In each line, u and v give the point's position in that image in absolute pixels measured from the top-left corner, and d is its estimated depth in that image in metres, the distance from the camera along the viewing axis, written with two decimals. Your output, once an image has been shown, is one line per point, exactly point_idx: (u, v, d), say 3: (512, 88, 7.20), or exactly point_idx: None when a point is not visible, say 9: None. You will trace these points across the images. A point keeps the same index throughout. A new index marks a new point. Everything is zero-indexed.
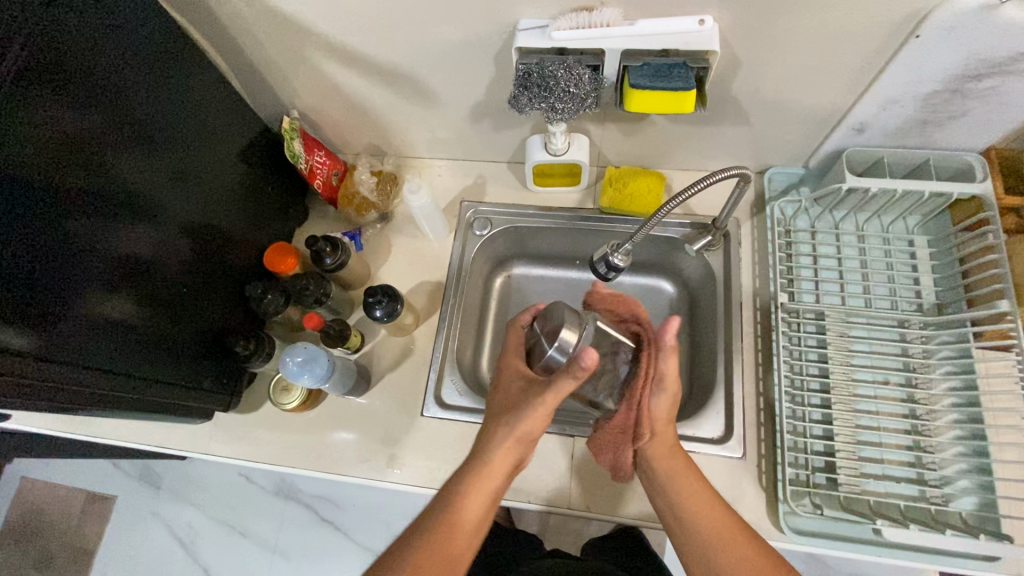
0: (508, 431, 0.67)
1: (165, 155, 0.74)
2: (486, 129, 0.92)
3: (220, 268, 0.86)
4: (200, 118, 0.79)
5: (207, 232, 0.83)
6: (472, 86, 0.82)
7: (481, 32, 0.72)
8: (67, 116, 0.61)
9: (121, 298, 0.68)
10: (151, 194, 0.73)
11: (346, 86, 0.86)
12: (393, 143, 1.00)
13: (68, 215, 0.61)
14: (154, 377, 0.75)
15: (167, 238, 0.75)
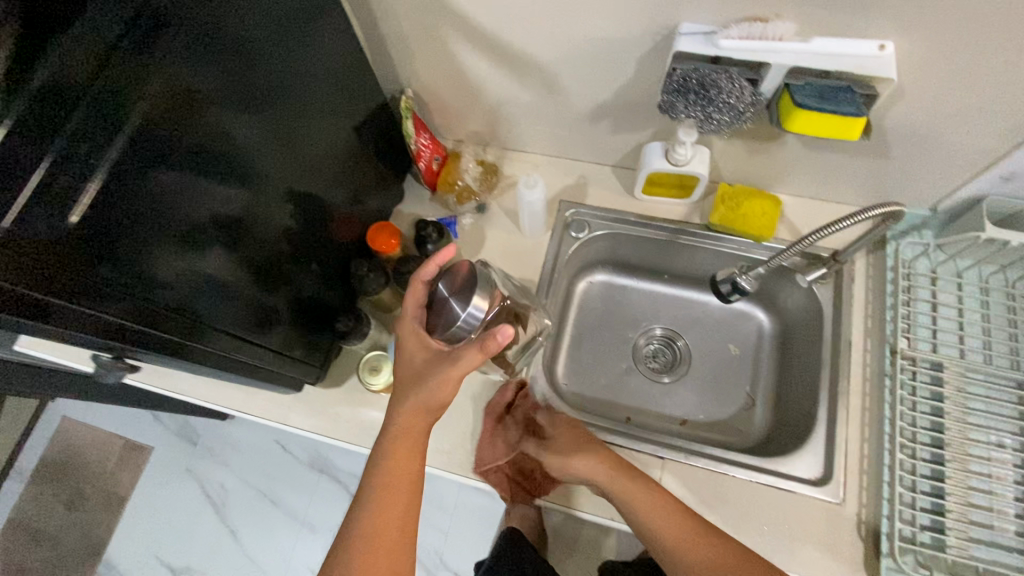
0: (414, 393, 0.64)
1: (285, 117, 0.71)
2: (603, 131, 0.89)
3: (318, 238, 0.83)
4: (321, 81, 0.75)
5: (311, 200, 0.80)
6: (605, 85, 0.79)
7: (635, 33, 0.69)
8: (198, 64, 0.55)
9: (225, 258, 0.65)
10: (267, 156, 0.69)
11: (470, 70, 0.84)
12: (499, 133, 0.97)
13: (194, 167, 0.58)
14: (247, 344, 0.72)
15: (274, 202, 0.72)
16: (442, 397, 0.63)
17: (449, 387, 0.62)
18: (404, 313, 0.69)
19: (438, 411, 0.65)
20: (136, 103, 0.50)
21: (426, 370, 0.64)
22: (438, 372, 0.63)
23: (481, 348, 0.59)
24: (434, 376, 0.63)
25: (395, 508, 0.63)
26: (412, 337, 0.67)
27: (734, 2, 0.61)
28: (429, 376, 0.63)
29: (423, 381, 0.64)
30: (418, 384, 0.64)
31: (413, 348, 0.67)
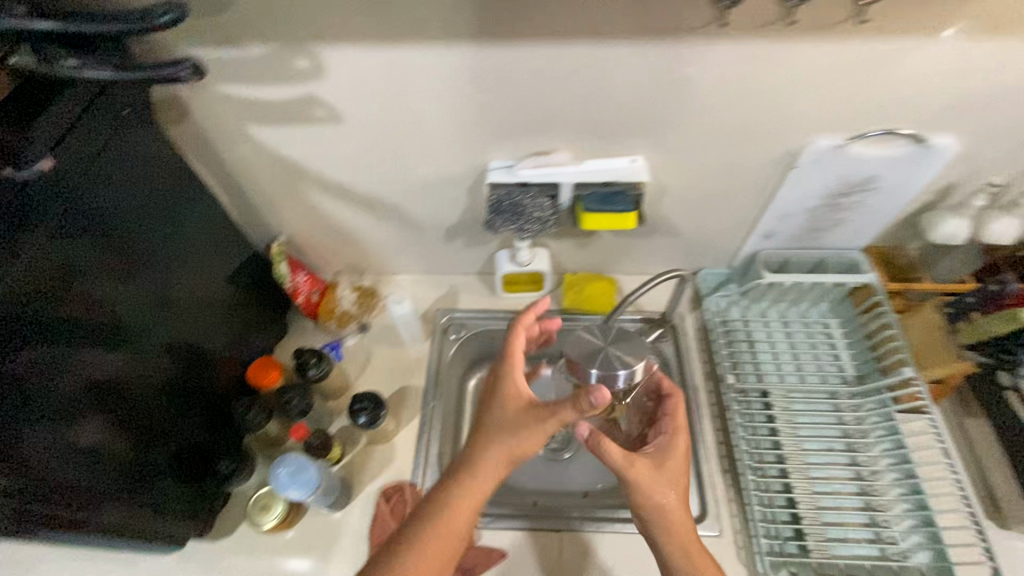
0: (506, 439, 0.67)
1: (157, 279, 0.77)
2: (458, 246, 1.04)
3: (200, 385, 0.86)
4: (190, 243, 0.83)
5: (190, 350, 0.84)
6: (447, 211, 0.94)
7: (457, 171, 0.86)
8: (62, 248, 0.62)
9: (98, 419, 0.67)
10: (141, 316, 0.74)
11: (331, 214, 0.97)
12: (371, 261, 1.09)
13: (61, 340, 0.61)
14: (122, 501, 0.71)
15: (151, 358, 0.76)
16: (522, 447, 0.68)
17: (523, 434, 0.67)
18: (510, 360, 0.73)
19: (516, 457, 0.68)
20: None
21: (506, 416, 0.69)
22: (523, 415, 0.68)
23: (575, 407, 0.65)
24: (512, 425, 0.68)
25: (455, 540, 0.65)
26: (516, 391, 0.71)
27: (521, 143, 0.80)
28: (504, 425, 0.68)
29: (517, 429, 0.68)
30: (494, 433, 0.68)
31: (502, 399, 0.70)
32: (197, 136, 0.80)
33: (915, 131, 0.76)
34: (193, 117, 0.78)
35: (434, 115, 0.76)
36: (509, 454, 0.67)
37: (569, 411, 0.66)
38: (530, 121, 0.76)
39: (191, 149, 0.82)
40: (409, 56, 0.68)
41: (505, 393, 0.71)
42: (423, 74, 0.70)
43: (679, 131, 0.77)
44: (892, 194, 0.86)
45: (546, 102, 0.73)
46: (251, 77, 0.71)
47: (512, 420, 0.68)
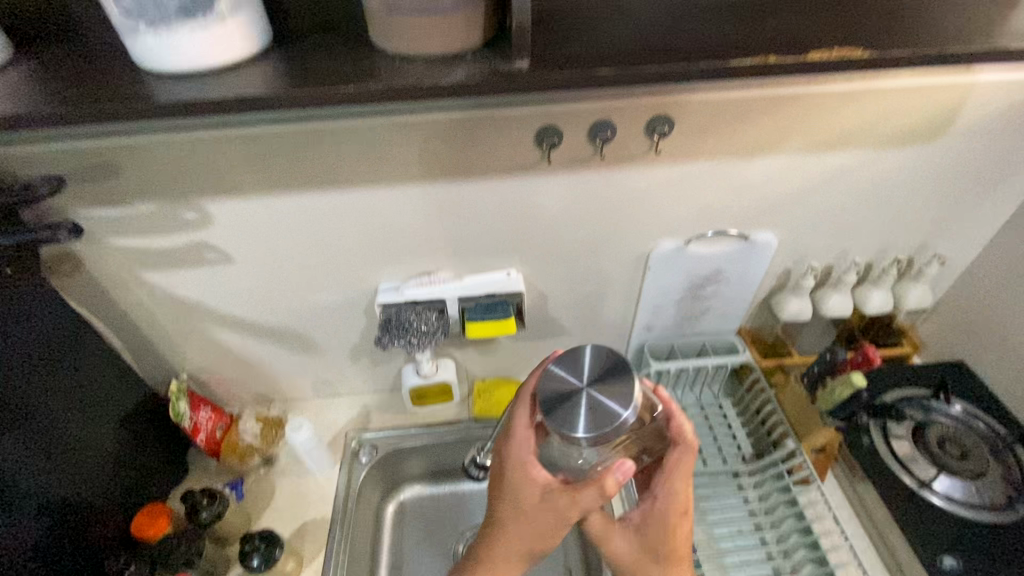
0: (511, 517, 0.63)
1: (38, 439, 0.73)
2: (366, 366, 1.07)
3: (71, 549, 0.79)
4: (83, 394, 0.81)
5: (68, 511, 0.78)
6: (349, 333, 0.99)
7: (351, 296, 0.92)
8: None
9: None
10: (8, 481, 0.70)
11: (234, 347, 0.99)
12: (280, 389, 1.09)
13: None
14: None
15: (11, 528, 0.70)
16: (546, 529, 0.62)
17: (550, 523, 0.61)
18: (517, 436, 0.61)
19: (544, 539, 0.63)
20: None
21: (517, 501, 0.62)
22: (527, 496, 0.61)
23: (597, 492, 0.58)
24: (535, 503, 0.61)
25: None
26: (528, 470, 0.60)
27: (405, 267, 0.88)
28: (520, 505, 0.62)
29: (527, 515, 0.62)
30: (510, 516, 0.63)
31: (528, 482, 0.61)
32: (93, 286, 0.83)
33: (738, 230, 0.90)
34: (86, 269, 0.82)
35: (320, 249, 0.84)
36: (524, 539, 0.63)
37: (589, 495, 0.58)
38: (408, 247, 0.85)
39: (87, 299, 0.85)
40: (288, 202, 0.77)
41: (517, 482, 0.61)
42: (303, 216, 0.79)
43: (542, 245, 0.88)
44: (740, 282, 0.99)
45: (419, 231, 0.83)
46: (143, 230, 0.77)
47: (534, 504, 0.61)
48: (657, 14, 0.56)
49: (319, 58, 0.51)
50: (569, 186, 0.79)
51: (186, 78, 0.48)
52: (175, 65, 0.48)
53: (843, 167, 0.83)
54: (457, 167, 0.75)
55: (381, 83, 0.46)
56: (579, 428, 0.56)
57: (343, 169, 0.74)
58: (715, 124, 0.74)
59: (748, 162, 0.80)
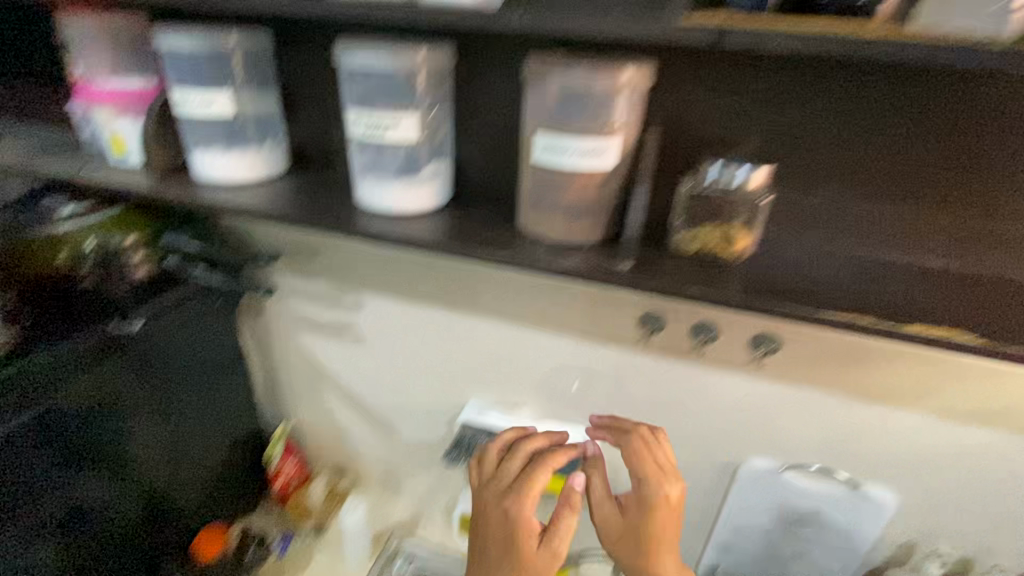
0: (506, 515, 0.65)
1: (178, 429, 0.88)
2: (431, 475, 1.10)
3: (146, 542, 0.88)
4: (219, 409, 0.97)
5: (162, 508, 0.89)
6: (428, 436, 1.06)
7: (442, 403, 1.01)
8: (123, 381, 0.77)
9: (42, 536, 0.72)
10: (144, 456, 0.83)
11: (337, 416, 1.12)
12: (354, 465, 1.17)
13: (64, 449, 0.72)
14: None
15: (123, 495, 0.82)
16: (525, 564, 0.64)
17: (551, 554, 0.64)
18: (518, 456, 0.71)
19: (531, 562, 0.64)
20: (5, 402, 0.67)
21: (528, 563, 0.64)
22: (512, 555, 0.64)
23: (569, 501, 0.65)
24: (523, 552, 0.64)
25: None
26: (517, 494, 0.66)
27: (495, 394, 0.96)
28: (525, 551, 0.64)
29: (511, 548, 0.64)
30: (496, 543, 0.66)
31: (515, 499, 0.66)
32: (264, 330, 1.06)
33: (849, 474, 0.82)
34: (264, 316, 1.04)
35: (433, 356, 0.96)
36: (506, 564, 0.64)
37: (571, 518, 0.65)
38: (504, 377, 0.94)
39: (256, 337, 1.07)
40: (421, 312, 0.92)
41: (494, 528, 0.66)
42: (429, 326, 0.93)
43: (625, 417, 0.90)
44: (848, 537, 0.86)
45: (517, 366, 0.92)
46: (315, 301, 0.98)
47: (522, 555, 0.64)
48: (765, 253, 0.62)
49: (479, 221, 0.66)
50: (663, 372, 0.83)
51: (383, 215, 0.66)
52: (382, 205, 0.65)
53: (981, 444, 0.74)
54: (563, 322, 0.85)
55: (511, 252, 0.59)
56: (710, 170, 0.59)
57: (472, 299, 0.87)
58: (823, 360, 0.74)
59: (859, 406, 0.76)
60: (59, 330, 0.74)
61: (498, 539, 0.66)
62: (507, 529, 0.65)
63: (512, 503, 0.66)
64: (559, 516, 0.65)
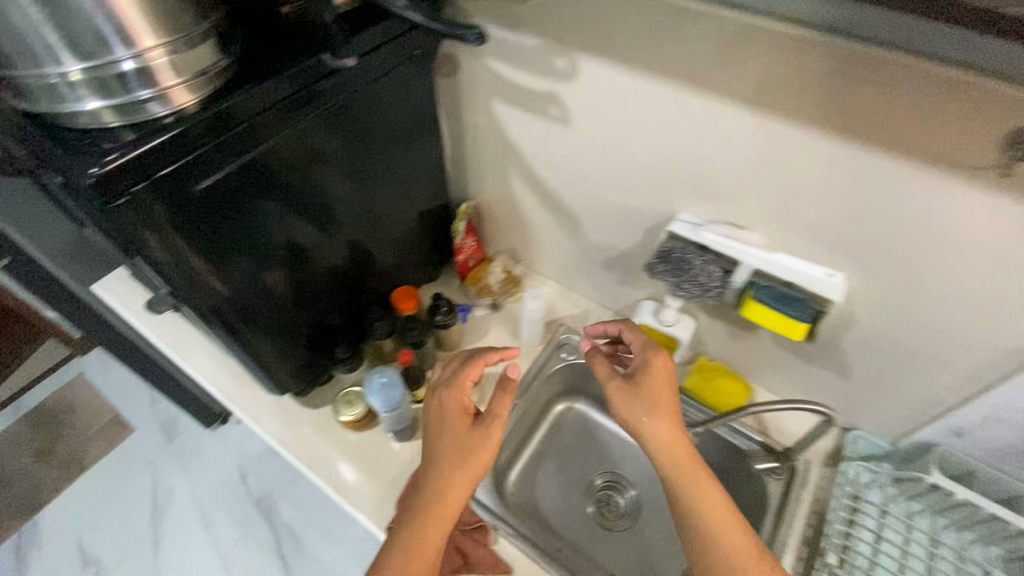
0: (461, 464, 0.75)
1: (374, 180, 0.86)
2: (612, 279, 1.04)
3: (352, 285, 0.94)
4: (410, 167, 0.92)
5: (363, 256, 0.93)
6: (620, 240, 0.96)
7: (648, 208, 0.87)
8: (327, 120, 0.72)
9: (277, 265, 0.77)
10: (346, 203, 0.83)
11: (522, 202, 1.05)
12: (531, 254, 1.14)
13: (286, 186, 0.71)
14: (261, 334, 0.81)
15: (333, 238, 0.84)
16: (467, 457, 0.75)
17: (487, 460, 0.75)
18: (456, 383, 0.81)
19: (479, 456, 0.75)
20: (240, 142, 0.61)
21: (461, 456, 0.75)
22: (459, 446, 0.76)
23: (499, 386, 0.78)
24: (449, 431, 0.77)
25: (455, 506, 0.73)
26: (455, 391, 0.80)
27: (720, 209, 0.79)
28: (474, 450, 0.75)
29: (446, 433, 0.77)
30: (445, 456, 0.75)
31: (437, 406, 0.79)
32: (456, 94, 0.93)
33: None
34: (459, 77, 0.90)
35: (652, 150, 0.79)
36: (459, 471, 0.74)
37: (506, 398, 0.78)
38: (739, 190, 0.75)
39: (447, 100, 0.95)
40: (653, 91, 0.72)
41: (440, 409, 0.79)
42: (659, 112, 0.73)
43: (897, 266, 0.69)
44: None
45: (764, 179, 0.72)
46: (520, 62, 0.81)
47: (461, 442, 0.76)
48: None
49: None
50: (999, 218, 0.58)
51: None
52: None
53: None
54: (863, 125, 0.60)
55: None
56: None
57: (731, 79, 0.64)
58: None
59: None
60: (277, 68, 0.64)
61: (462, 443, 0.76)
62: (446, 419, 0.79)
63: (449, 399, 0.79)
64: (495, 398, 0.78)
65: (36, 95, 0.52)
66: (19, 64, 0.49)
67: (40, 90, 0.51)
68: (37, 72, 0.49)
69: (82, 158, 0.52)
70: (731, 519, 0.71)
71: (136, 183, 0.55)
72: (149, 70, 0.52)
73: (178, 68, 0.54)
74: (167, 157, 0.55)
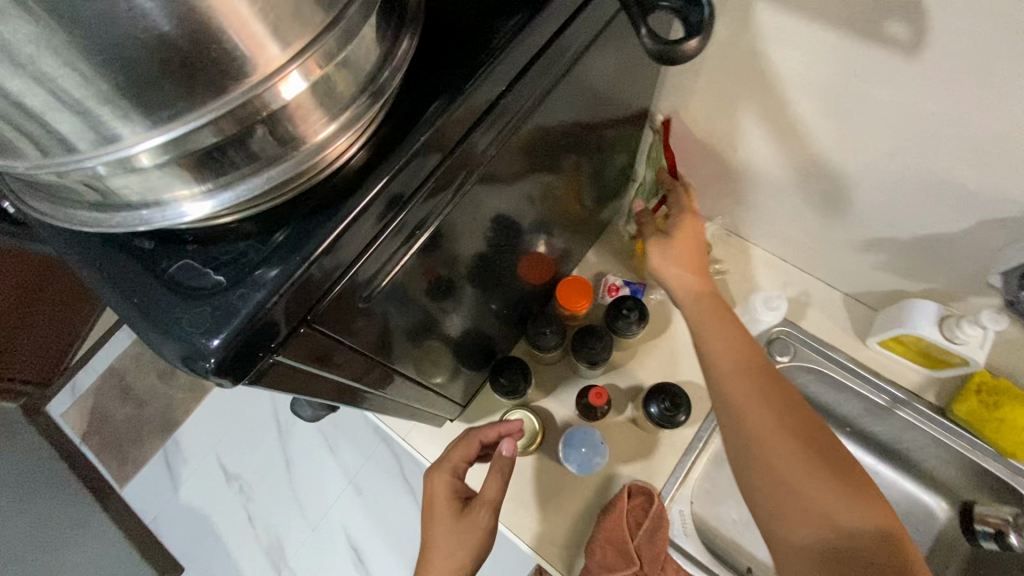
0: (430, 542, 0.62)
1: (560, 170, 0.60)
2: (865, 261, 0.74)
3: (518, 295, 0.74)
4: (603, 134, 0.64)
5: (531, 258, 0.71)
6: (916, 222, 0.63)
7: (1008, 191, 0.53)
8: (517, 114, 0.46)
9: (449, 313, 0.59)
10: (527, 212, 0.60)
11: (744, 151, 0.71)
12: (732, 214, 0.83)
13: (465, 221, 0.49)
14: (429, 383, 0.67)
15: (507, 257, 0.63)
16: (454, 547, 0.61)
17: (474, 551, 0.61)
18: (447, 460, 0.66)
19: (458, 544, 0.61)
20: (398, 199, 0.40)
21: (453, 556, 0.61)
22: (434, 520, 0.63)
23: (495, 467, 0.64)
24: (445, 528, 0.62)
25: None
26: (438, 466, 0.66)
27: None
28: (462, 537, 0.61)
29: (453, 530, 0.62)
30: (433, 550, 0.62)
31: (433, 490, 0.65)
32: None
33: None
34: None
35: None
36: (439, 564, 0.61)
37: (495, 479, 0.63)
38: None
39: None
40: None
41: (433, 490, 0.65)
42: None
43: None
44: None
45: None
46: None
47: (456, 535, 0.62)
48: None
49: None
50: None
51: None
52: None
53: None
54: None
55: None
56: None
57: None
58: None
59: None
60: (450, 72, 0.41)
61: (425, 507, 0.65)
62: (436, 501, 0.64)
63: (437, 477, 0.65)
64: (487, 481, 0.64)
65: (71, 191, 0.36)
66: (44, 147, 0.32)
67: (82, 188, 0.35)
68: (72, 163, 0.32)
69: (189, 319, 0.35)
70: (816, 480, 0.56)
71: (290, 327, 0.38)
72: (276, 117, 0.34)
73: (326, 97, 0.35)
74: (316, 274, 0.37)
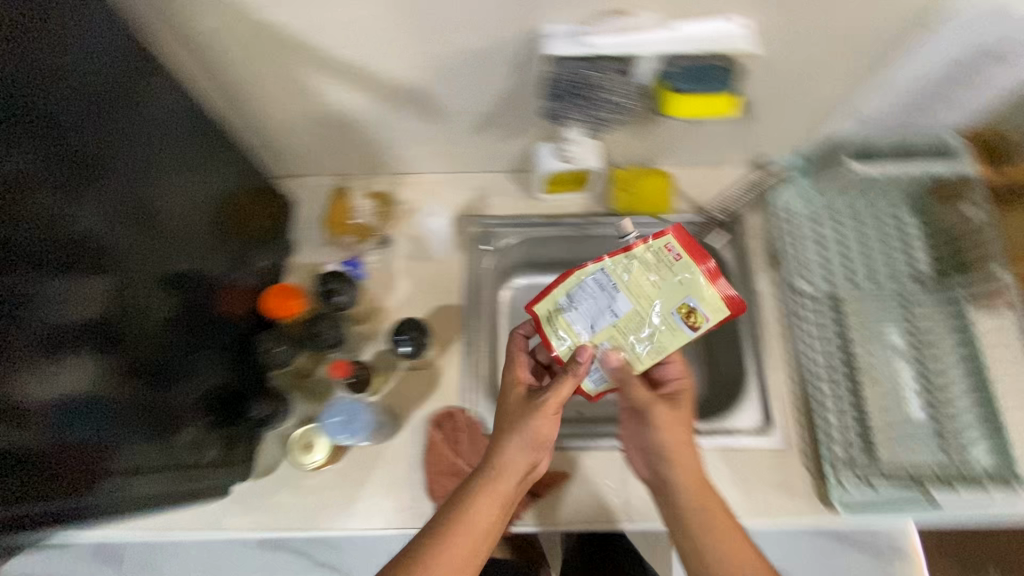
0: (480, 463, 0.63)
1: (165, 203, 0.60)
2: (491, 139, 0.86)
3: (227, 330, 0.72)
4: (188, 152, 0.65)
5: (215, 293, 0.69)
6: (483, 91, 0.75)
7: (500, 37, 0.66)
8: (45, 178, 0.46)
9: (137, 390, 0.56)
10: (159, 255, 0.59)
11: (339, 103, 0.78)
12: (385, 159, 0.91)
13: (68, 295, 0.47)
14: (175, 465, 0.62)
15: (174, 306, 0.61)
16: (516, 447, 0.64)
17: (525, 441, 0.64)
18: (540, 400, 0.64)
19: (519, 440, 0.64)
20: None
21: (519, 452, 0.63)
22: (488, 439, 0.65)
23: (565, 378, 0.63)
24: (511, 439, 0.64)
25: (485, 523, 0.61)
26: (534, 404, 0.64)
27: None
28: (517, 438, 0.63)
29: (520, 435, 0.63)
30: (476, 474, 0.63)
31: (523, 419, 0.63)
32: None
33: None
34: None
35: None
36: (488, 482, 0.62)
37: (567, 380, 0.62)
38: None
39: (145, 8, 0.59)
40: None
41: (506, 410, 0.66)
42: None
43: None
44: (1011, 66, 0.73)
45: None
46: None
47: (536, 434, 0.64)
48: None
49: None
50: None
51: None
52: None
53: None
54: None
55: None
56: None
57: None
58: None
59: None
60: None
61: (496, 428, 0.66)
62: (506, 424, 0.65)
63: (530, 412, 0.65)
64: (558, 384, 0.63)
65: None
66: None
67: None
68: None
69: None
70: (730, 521, 0.66)
71: None
72: None
73: None
74: None
